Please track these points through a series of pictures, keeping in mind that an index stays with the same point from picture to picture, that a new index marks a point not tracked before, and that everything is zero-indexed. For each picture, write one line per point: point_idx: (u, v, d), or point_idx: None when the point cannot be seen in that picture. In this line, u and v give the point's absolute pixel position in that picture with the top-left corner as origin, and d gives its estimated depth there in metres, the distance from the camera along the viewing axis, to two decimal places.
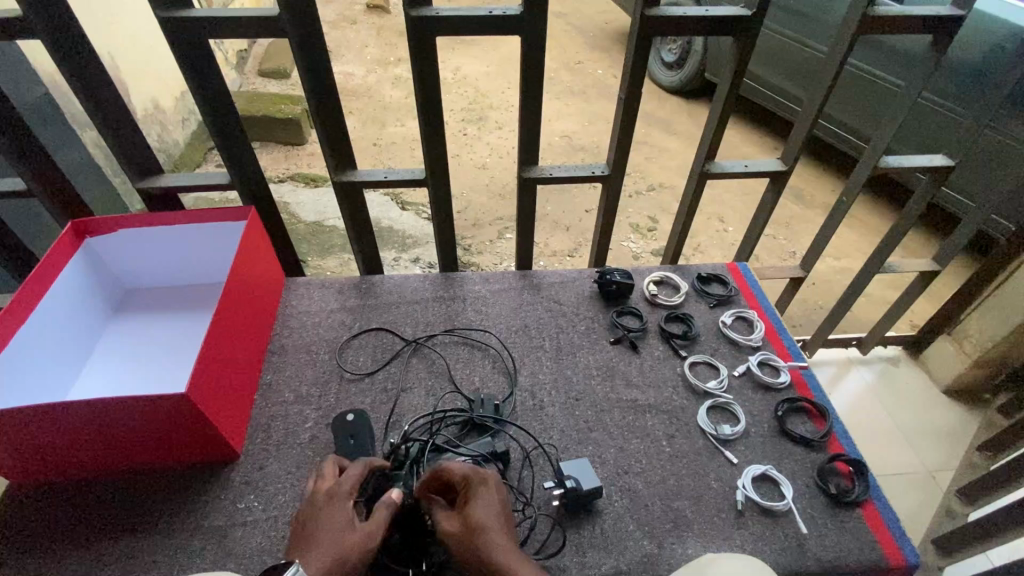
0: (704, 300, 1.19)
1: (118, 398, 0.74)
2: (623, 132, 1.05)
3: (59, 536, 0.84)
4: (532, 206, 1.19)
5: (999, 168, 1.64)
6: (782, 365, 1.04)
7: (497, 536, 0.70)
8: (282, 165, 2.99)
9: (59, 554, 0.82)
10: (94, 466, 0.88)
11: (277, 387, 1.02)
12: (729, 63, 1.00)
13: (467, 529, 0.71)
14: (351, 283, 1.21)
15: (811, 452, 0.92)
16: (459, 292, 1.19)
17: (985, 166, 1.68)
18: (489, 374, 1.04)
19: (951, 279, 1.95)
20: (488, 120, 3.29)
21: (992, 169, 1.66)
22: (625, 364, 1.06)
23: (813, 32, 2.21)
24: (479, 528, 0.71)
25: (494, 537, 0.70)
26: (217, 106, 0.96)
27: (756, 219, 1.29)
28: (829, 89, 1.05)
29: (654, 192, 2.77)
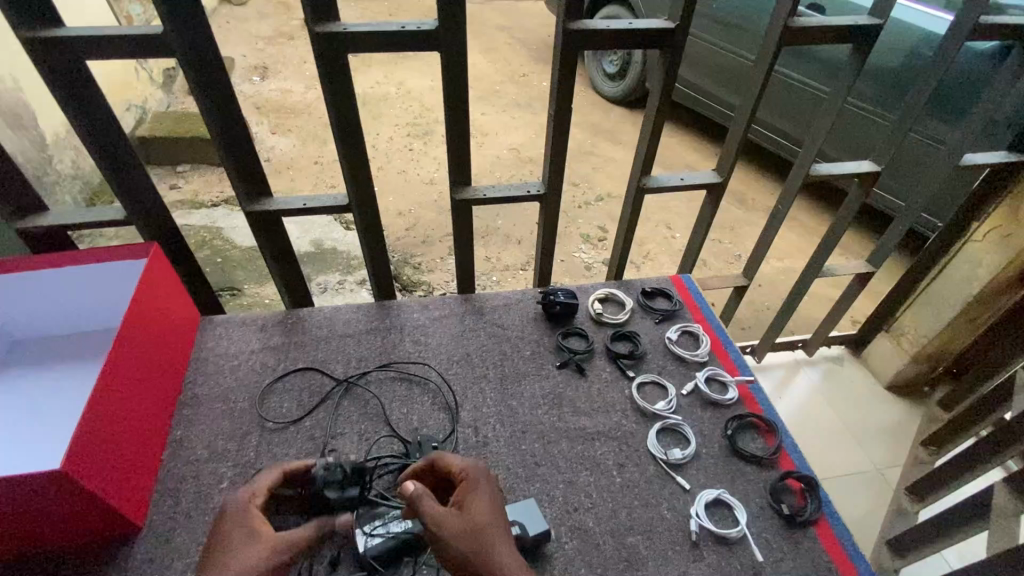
0: (650, 315, 1.17)
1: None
2: (556, 149, 1.01)
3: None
4: (469, 227, 1.13)
5: (922, 169, 1.72)
6: (729, 380, 1.01)
7: (494, 534, 0.69)
8: (215, 188, 2.80)
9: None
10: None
11: (188, 444, 0.91)
12: (658, 75, 0.98)
13: (465, 519, 0.69)
14: (275, 319, 1.12)
15: (762, 470, 0.89)
16: (396, 322, 1.12)
17: (909, 169, 1.76)
18: (428, 413, 0.97)
19: (885, 276, 2.02)
20: (434, 135, 3.22)
21: (915, 171, 1.75)
22: (572, 389, 1.01)
23: (742, 42, 2.29)
24: (477, 521, 0.69)
25: (492, 538, 0.68)
26: (105, 135, 0.86)
27: (697, 230, 1.28)
28: (758, 99, 1.05)
29: (603, 201, 2.77)
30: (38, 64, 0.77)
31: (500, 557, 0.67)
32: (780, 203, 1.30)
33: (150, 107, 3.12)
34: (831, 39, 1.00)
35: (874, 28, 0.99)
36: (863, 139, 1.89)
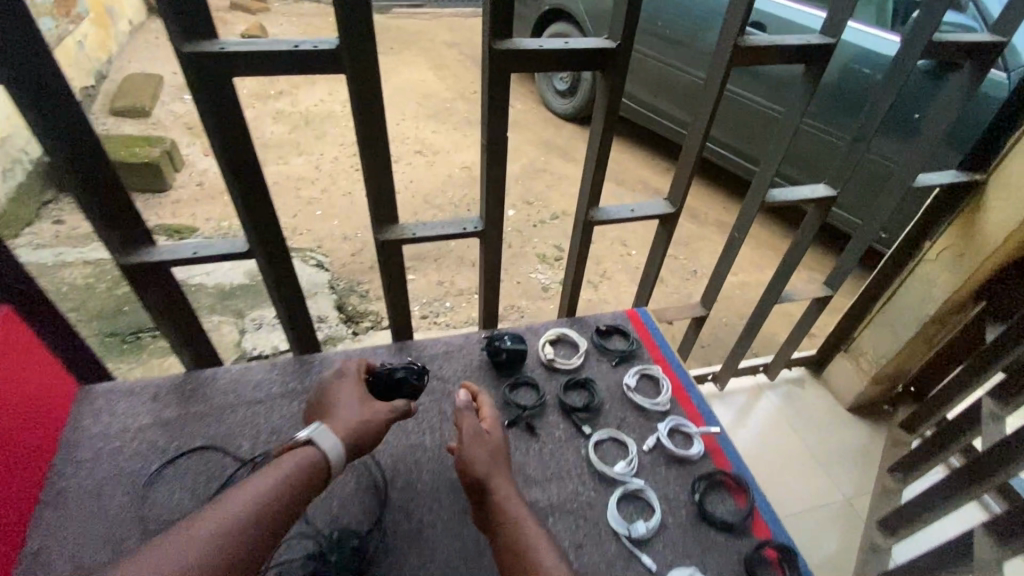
0: (606, 357, 1.06)
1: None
2: (492, 181, 0.90)
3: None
4: (400, 269, 0.99)
5: (876, 188, 1.74)
6: (694, 431, 0.92)
7: (502, 464, 0.79)
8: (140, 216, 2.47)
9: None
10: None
11: (45, 559, 0.75)
12: (600, 99, 0.89)
13: (486, 441, 0.80)
14: (171, 385, 0.95)
15: (735, 539, 0.79)
16: (316, 382, 0.97)
17: (865, 188, 1.78)
18: (352, 495, 0.82)
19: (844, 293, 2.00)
20: (382, 154, 3.05)
21: (870, 190, 1.77)
22: (522, 453, 0.89)
23: (687, 60, 2.28)
24: (494, 450, 0.80)
25: (500, 479, 0.78)
26: None
27: (652, 261, 1.19)
28: (709, 125, 0.97)
29: (558, 219, 2.69)
30: None
31: (503, 490, 0.76)
32: (737, 227, 1.24)
33: None
34: (783, 59, 0.94)
35: (826, 48, 0.94)
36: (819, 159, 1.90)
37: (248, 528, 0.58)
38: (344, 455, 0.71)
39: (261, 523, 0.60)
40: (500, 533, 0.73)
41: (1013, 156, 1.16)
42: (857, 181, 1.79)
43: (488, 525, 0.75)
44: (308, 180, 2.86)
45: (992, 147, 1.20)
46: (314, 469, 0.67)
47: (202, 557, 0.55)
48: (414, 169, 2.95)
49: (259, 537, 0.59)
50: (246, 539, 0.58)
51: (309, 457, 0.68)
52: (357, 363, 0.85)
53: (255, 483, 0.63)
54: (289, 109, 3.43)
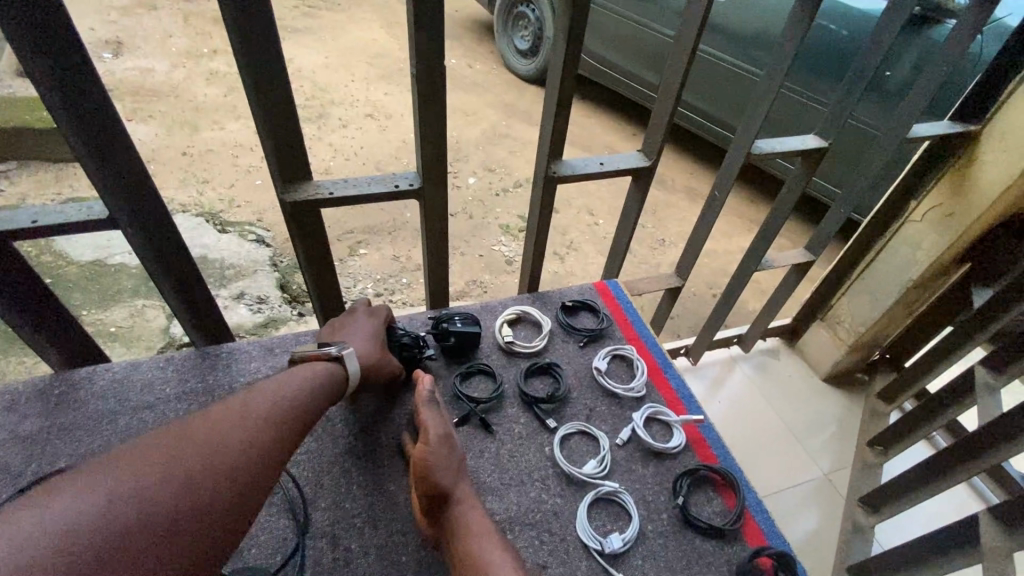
0: (573, 337, 0.92)
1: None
2: (427, 127, 0.74)
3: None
4: (321, 235, 0.83)
5: (861, 152, 1.66)
6: (674, 420, 0.79)
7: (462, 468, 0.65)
8: (50, 189, 2.09)
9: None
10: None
11: None
12: (561, 23, 0.72)
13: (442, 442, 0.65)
14: (34, 390, 0.76)
15: (723, 547, 0.68)
16: (223, 380, 0.80)
17: (846, 152, 1.69)
18: (263, 517, 0.67)
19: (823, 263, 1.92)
20: (330, 118, 2.77)
21: (852, 153, 1.68)
22: (475, 455, 0.75)
23: (655, 12, 2.11)
24: (456, 451, 0.66)
25: (458, 478, 0.64)
26: None
27: (624, 226, 1.05)
28: (687, 69, 0.82)
29: (522, 188, 2.51)
30: None
31: (463, 491, 0.63)
32: (717, 186, 1.11)
33: None
34: None
35: None
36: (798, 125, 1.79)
37: (278, 422, 0.58)
38: (360, 380, 0.72)
39: (285, 423, 0.59)
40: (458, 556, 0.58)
41: (1010, 105, 1.06)
42: (839, 144, 1.69)
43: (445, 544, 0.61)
44: (245, 148, 2.57)
45: (987, 98, 1.10)
46: (335, 387, 0.68)
47: (226, 443, 0.54)
48: (365, 135, 2.70)
49: (282, 433, 0.58)
50: (270, 432, 0.57)
51: (334, 373, 0.68)
52: (384, 312, 0.82)
53: (286, 386, 0.62)
54: (223, 69, 3.08)
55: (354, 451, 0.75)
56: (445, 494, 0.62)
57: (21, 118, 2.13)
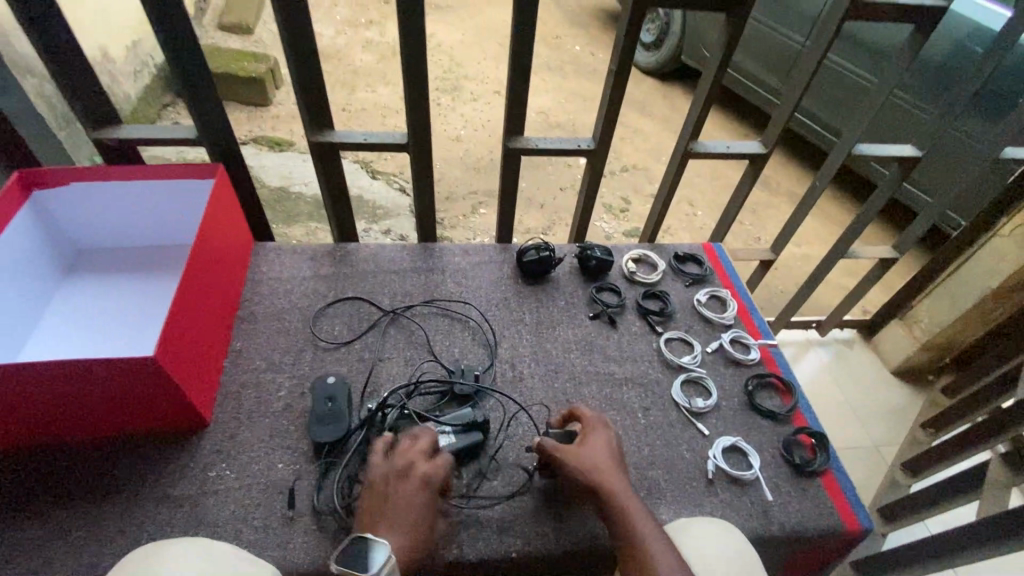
0: (680, 278, 1.21)
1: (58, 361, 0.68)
2: (611, 106, 1.06)
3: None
4: (515, 177, 1.17)
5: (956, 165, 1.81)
6: (752, 342, 1.07)
7: (613, 478, 0.78)
8: (245, 126, 2.65)
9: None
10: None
11: (247, 354, 0.97)
12: (720, 43, 1.02)
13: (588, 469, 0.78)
14: (324, 250, 1.16)
15: (777, 425, 0.96)
16: (438, 264, 1.17)
17: (942, 164, 1.85)
18: (470, 346, 1.03)
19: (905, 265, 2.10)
20: (463, 91, 3.15)
21: (947, 166, 1.84)
22: (603, 338, 1.07)
23: (789, 20, 2.27)
24: (601, 461, 0.79)
25: (605, 469, 0.78)
26: (191, 68, 0.92)
27: (731, 201, 1.32)
28: (808, 81, 1.08)
29: (628, 172, 2.77)
30: None
31: (612, 481, 0.77)
32: (817, 180, 1.34)
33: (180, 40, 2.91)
34: (891, 18, 1.02)
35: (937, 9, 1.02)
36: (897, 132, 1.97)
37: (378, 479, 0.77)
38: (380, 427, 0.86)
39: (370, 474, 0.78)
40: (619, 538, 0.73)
41: None
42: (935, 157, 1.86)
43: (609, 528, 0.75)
44: (391, 110, 2.99)
45: None
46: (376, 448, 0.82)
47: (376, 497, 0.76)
48: (492, 109, 3.05)
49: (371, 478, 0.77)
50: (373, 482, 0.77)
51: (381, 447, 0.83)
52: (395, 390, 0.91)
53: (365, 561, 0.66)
54: (377, 39, 3.55)
55: (521, 319, 1.09)
56: (593, 485, 0.77)
57: (231, 67, 2.69)
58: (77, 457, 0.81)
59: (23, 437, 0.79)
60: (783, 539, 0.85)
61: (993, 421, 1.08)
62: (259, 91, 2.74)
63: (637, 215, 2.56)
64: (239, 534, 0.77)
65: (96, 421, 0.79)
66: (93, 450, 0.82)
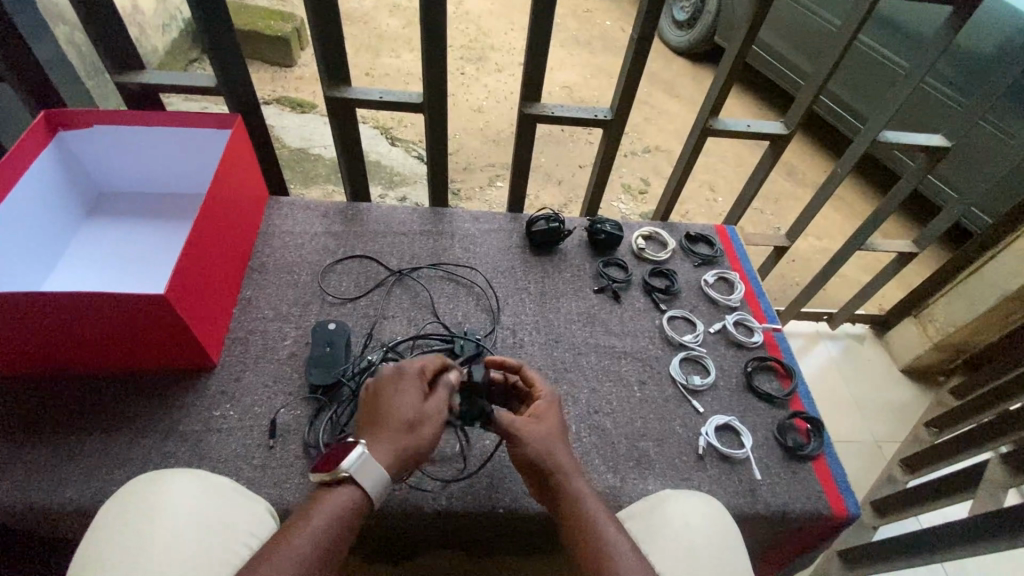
0: (690, 258, 1.19)
1: (71, 293, 0.70)
2: (630, 77, 1.04)
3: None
4: (529, 145, 1.16)
5: (988, 159, 1.75)
6: (757, 326, 1.07)
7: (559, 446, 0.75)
8: (267, 86, 2.65)
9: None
10: None
11: (257, 303, 0.99)
12: (747, 16, 0.98)
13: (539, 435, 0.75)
14: (337, 208, 1.17)
15: (773, 408, 0.97)
16: (448, 229, 1.17)
17: (974, 159, 1.79)
18: (472, 310, 1.05)
19: (924, 265, 2.04)
20: (488, 62, 3.10)
21: (979, 161, 1.78)
22: (606, 312, 1.07)
23: (829, 0, 2.17)
24: (549, 430, 0.76)
25: (553, 447, 0.74)
26: (210, 13, 0.92)
27: (748, 184, 1.29)
28: (839, 59, 1.04)
29: (649, 153, 2.72)
30: None
31: (562, 460, 0.73)
32: (839, 167, 1.31)
33: None
34: None
35: None
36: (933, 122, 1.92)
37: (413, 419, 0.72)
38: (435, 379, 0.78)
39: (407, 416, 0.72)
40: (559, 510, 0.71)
41: None
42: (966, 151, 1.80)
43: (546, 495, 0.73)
44: (414, 77, 2.96)
45: None
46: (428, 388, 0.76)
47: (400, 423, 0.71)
48: (515, 81, 3.00)
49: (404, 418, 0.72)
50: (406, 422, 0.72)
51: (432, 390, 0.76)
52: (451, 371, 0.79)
53: (344, 457, 0.66)
54: (403, 3, 3.50)
55: (525, 287, 1.09)
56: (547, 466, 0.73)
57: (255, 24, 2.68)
58: (91, 389, 0.85)
59: (42, 365, 0.83)
60: (767, 518, 0.86)
61: (998, 421, 1.06)
62: (282, 51, 2.73)
63: (655, 197, 2.52)
64: (240, 469, 0.80)
65: (108, 354, 0.83)
66: (105, 382, 0.85)
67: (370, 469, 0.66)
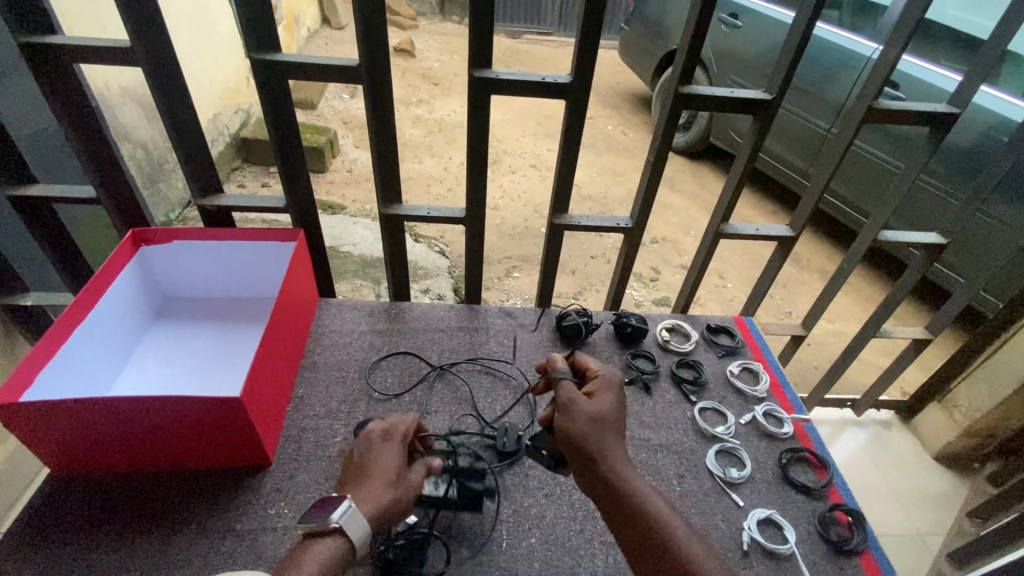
0: (712, 349, 1.25)
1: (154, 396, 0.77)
2: (649, 190, 1.17)
3: (8, 560, 0.80)
4: (558, 248, 1.27)
5: (985, 248, 1.86)
6: (785, 416, 1.10)
7: (615, 434, 0.78)
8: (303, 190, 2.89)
9: (45, 551, 0.81)
10: (55, 467, 0.87)
11: (308, 401, 1.05)
12: (749, 138, 1.12)
13: (597, 412, 0.79)
14: (381, 307, 1.27)
15: (813, 500, 0.98)
16: (483, 324, 1.26)
17: (972, 248, 1.90)
18: (511, 405, 1.10)
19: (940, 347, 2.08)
20: (502, 164, 3.39)
21: (977, 249, 1.89)
22: (639, 404, 1.11)
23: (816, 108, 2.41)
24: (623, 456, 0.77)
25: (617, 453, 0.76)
26: (287, 148, 1.07)
27: (761, 279, 1.39)
28: (834, 170, 1.17)
29: (657, 244, 2.88)
30: (258, 77, 0.97)
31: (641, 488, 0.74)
32: (845, 262, 1.41)
33: (250, 111, 3.23)
34: (910, 121, 1.13)
35: (950, 115, 1.12)
36: (928, 214, 2.07)
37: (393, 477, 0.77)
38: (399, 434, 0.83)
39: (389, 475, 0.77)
40: (630, 515, 0.71)
41: None
42: (963, 240, 1.92)
43: (599, 490, 0.75)
44: (435, 180, 3.22)
45: None
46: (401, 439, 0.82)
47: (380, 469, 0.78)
48: (529, 181, 3.25)
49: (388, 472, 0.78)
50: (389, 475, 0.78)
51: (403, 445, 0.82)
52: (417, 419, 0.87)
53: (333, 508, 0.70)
54: (425, 116, 3.90)
55: None
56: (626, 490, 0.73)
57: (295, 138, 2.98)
58: (152, 488, 0.89)
59: (109, 463, 0.88)
60: None
61: None
62: (317, 159, 3.01)
63: (666, 285, 2.63)
64: None
65: (172, 453, 0.88)
66: (165, 480, 0.90)
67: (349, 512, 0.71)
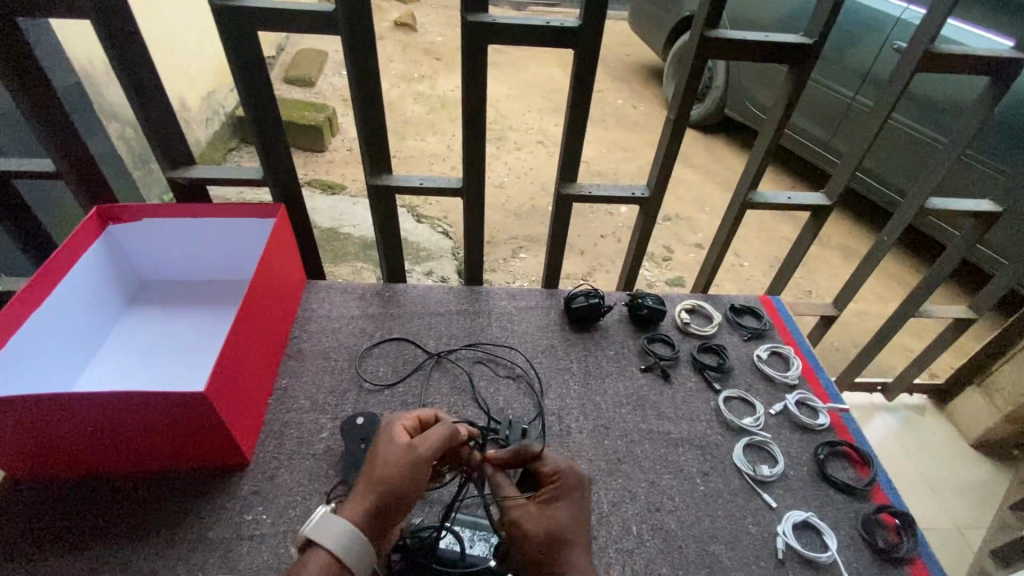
0: (737, 332, 1.13)
1: (110, 393, 0.67)
2: (668, 154, 1.04)
3: None
4: (566, 222, 1.15)
5: None
6: (821, 406, 0.99)
7: (573, 542, 0.68)
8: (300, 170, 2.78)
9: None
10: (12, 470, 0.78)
11: (292, 393, 0.96)
12: (783, 92, 0.99)
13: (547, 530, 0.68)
14: (373, 289, 1.16)
15: (855, 501, 0.87)
16: (484, 306, 1.15)
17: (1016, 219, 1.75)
18: (515, 396, 0.99)
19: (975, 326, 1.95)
20: (508, 140, 3.24)
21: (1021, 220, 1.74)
22: (656, 394, 1.01)
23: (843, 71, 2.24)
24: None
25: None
26: (262, 111, 0.96)
27: (789, 254, 1.26)
28: (879, 128, 1.04)
29: (671, 222, 2.74)
30: (222, 28, 0.85)
31: None
32: (884, 236, 1.28)
33: None
34: (969, 68, 0.99)
35: (1015, 61, 0.98)
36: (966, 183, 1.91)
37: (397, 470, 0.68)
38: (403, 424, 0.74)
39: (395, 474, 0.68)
40: None
41: None
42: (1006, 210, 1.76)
43: None
44: (438, 158, 3.09)
45: None
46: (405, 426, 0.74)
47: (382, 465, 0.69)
48: (536, 158, 3.11)
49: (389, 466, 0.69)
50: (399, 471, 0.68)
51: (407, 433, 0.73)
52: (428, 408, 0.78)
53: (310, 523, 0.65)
54: (427, 92, 3.74)
55: (568, 368, 1.04)
56: None
57: (291, 115, 2.85)
58: (118, 492, 0.80)
59: (71, 466, 0.80)
60: None
61: None
62: (315, 137, 2.89)
63: (680, 264, 2.50)
64: None
65: (136, 454, 0.78)
66: (133, 482, 0.81)
67: (329, 526, 0.63)
